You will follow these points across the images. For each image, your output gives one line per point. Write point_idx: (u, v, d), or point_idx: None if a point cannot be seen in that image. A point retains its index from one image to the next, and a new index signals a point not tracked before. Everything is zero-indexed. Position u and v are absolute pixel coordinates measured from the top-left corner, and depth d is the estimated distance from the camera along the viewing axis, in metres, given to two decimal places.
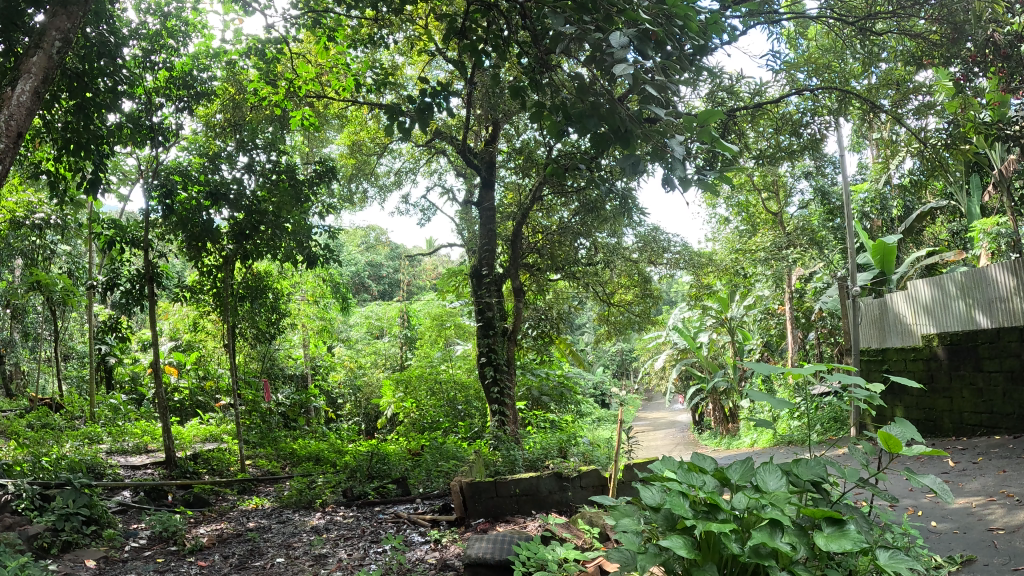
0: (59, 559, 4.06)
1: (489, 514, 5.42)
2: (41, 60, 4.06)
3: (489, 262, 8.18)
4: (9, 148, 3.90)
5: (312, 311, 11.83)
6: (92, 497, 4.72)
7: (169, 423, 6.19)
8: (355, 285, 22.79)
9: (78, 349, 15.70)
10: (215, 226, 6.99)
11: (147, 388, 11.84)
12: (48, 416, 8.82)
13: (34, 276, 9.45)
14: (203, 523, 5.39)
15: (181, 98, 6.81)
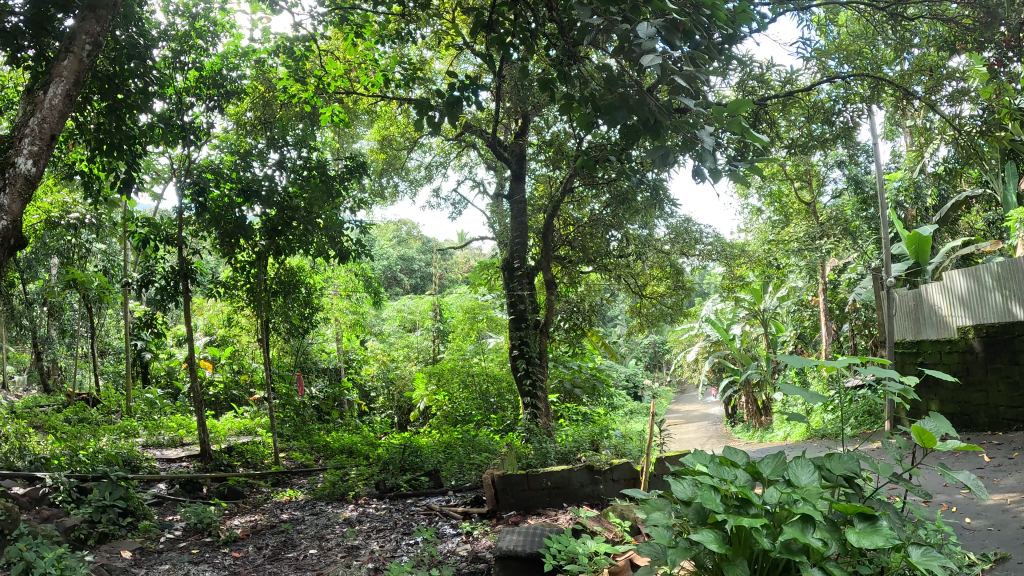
0: (96, 550, 4.18)
1: (521, 507, 5.46)
2: (72, 64, 4.19)
3: (520, 255, 8.16)
4: (44, 149, 4.10)
5: (344, 305, 12.03)
6: (128, 489, 4.83)
7: (204, 417, 6.35)
8: (388, 279, 23.05)
9: (115, 345, 16.05)
10: (249, 222, 7.02)
11: (182, 383, 12.05)
12: (85, 411, 9.07)
13: (70, 273, 9.66)
14: (237, 514, 5.48)
15: (211, 97, 6.85)
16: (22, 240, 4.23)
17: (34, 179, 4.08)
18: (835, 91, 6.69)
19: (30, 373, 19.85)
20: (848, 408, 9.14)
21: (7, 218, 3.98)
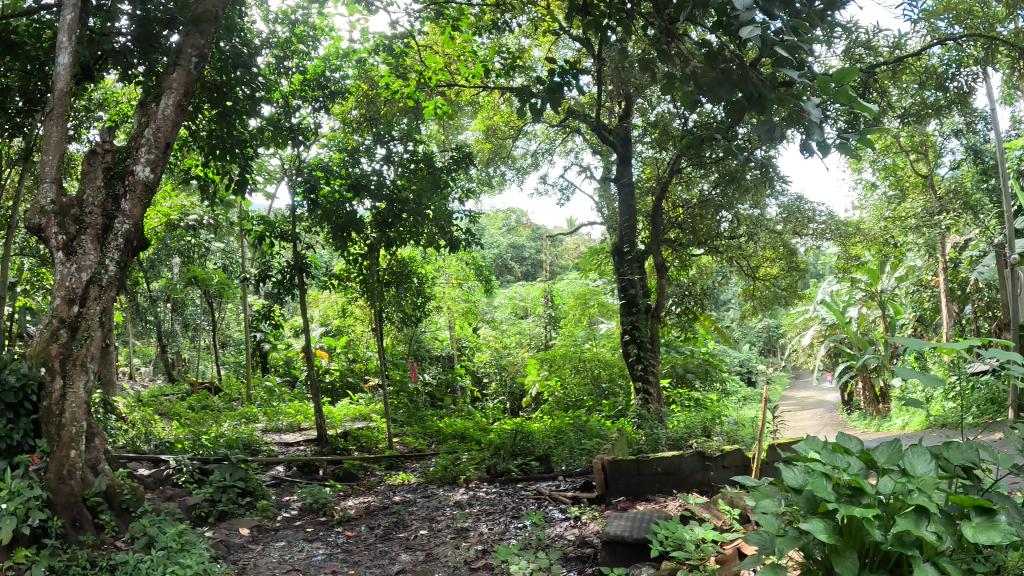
0: (214, 526, 4.53)
1: (630, 493, 5.38)
2: (180, 76, 4.64)
3: (630, 239, 8.16)
4: (159, 156, 4.59)
5: (457, 294, 12.23)
6: (248, 471, 5.19)
7: (321, 402, 6.66)
8: (498, 267, 23.33)
9: (237, 336, 16.99)
10: (359, 216, 7.39)
11: (300, 371, 12.68)
12: (210, 399, 9.72)
13: (191, 272, 10.37)
14: (351, 496, 5.76)
15: (316, 98, 7.17)
16: (140, 242, 4.65)
17: (152, 185, 4.59)
18: (948, 56, 6.37)
19: (156, 363, 21.26)
20: (973, 395, 8.60)
21: (128, 222, 4.49)
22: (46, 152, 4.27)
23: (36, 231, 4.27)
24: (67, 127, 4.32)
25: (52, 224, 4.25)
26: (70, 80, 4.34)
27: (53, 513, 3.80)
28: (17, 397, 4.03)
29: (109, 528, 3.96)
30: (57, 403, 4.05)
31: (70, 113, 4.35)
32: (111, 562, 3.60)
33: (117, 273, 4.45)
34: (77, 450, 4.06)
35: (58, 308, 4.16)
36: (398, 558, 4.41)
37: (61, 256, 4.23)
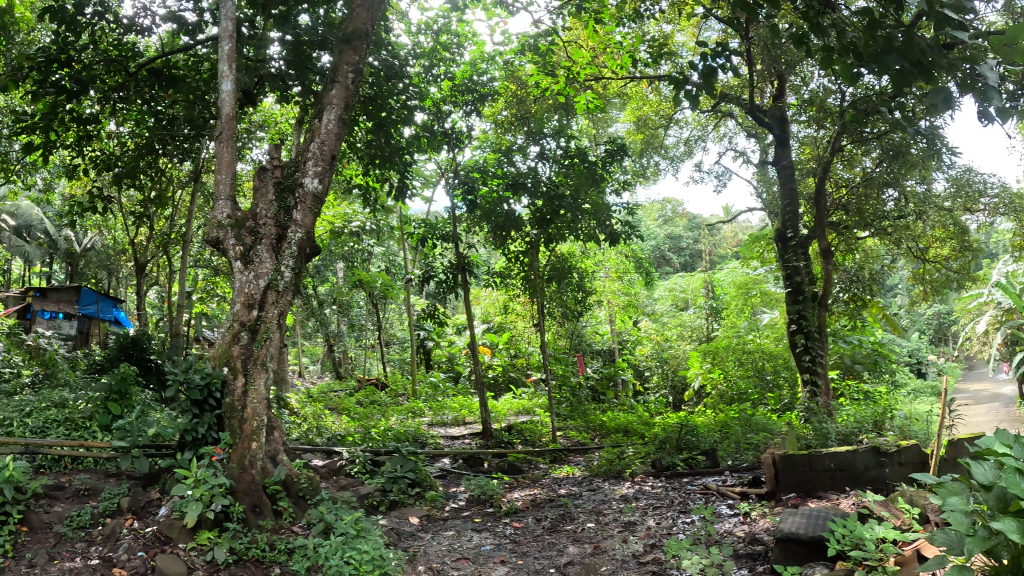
0: (385, 514, 4.78)
1: (801, 489, 4.83)
2: (340, 91, 5.01)
3: (794, 225, 7.89)
4: (326, 167, 4.96)
5: (616, 287, 12.22)
6: (416, 463, 5.46)
7: (485, 398, 7.14)
8: (645, 257, 23.15)
9: (398, 335, 17.97)
10: (517, 214, 7.58)
11: (462, 366, 13.34)
12: (376, 394, 10.38)
13: (356, 275, 11.14)
14: (518, 488, 5.91)
15: (466, 102, 7.79)
16: (314, 249, 4.96)
17: (320, 196, 4.92)
18: None
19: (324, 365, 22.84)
20: None
21: (300, 230, 4.81)
22: (221, 171, 4.63)
23: (217, 244, 4.65)
24: (236, 144, 4.70)
25: (230, 237, 4.62)
26: (234, 104, 4.73)
27: (235, 500, 4.12)
28: (203, 394, 4.37)
29: (286, 514, 4.24)
30: (240, 400, 4.41)
31: (237, 134, 4.73)
32: (290, 546, 3.87)
33: (292, 278, 4.78)
34: (258, 443, 4.40)
35: (238, 313, 4.54)
36: (566, 550, 4.45)
37: (239, 265, 4.62)
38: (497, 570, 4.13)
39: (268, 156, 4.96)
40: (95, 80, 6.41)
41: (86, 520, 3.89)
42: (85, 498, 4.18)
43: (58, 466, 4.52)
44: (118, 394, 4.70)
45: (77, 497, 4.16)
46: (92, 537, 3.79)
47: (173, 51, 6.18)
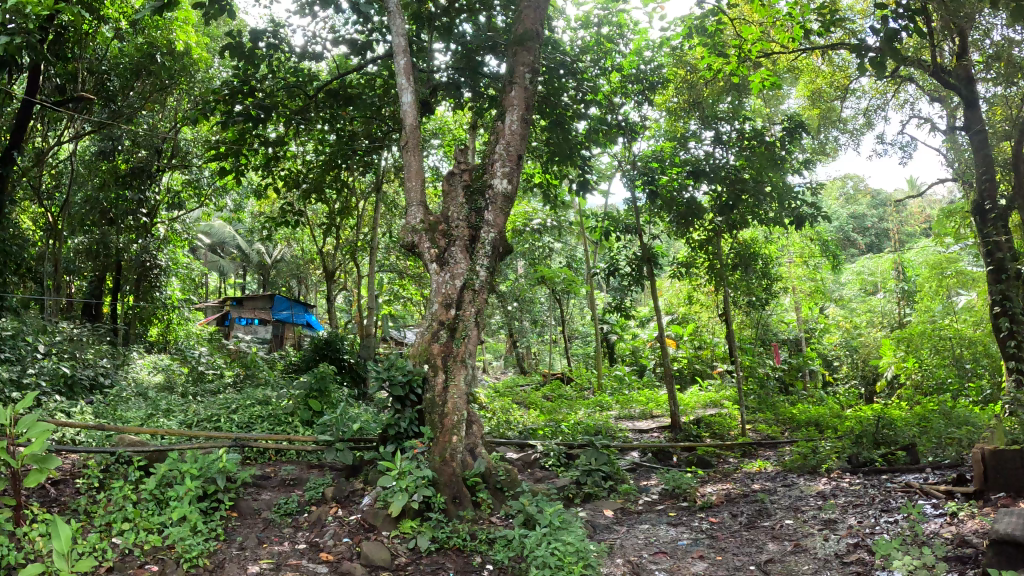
0: (581, 509, 5.36)
1: (1016, 489, 4.33)
2: (517, 93, 5.98)
3: (992, 195, 8.11)
4: (513, 167, 6.13)
5: (801, 271, 14.64)
6: (612, 456, 5.90)
7: (674, 392, 7.17)
8: (841, 239, 26.13)
9: (584, 330, 20.14)
10: (697, 202, 7.97)
11: (647, 360, 14.45)
12: (564, 389, 11.20)
13: (543, 273, 13.19)
14: (711, 482, 5.93)
15: (638, 92, 8.14)
16: (504, 247, 6.27)
17: (509, 194, 6.16)
18: None
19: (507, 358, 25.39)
20: None
21: (492, 231, 6.08)
22: (411, 179, 6.27)
23: (417, 245, 6.24)
24: (420, 154, 6.23)
25: (426, 239, 6.18)
26: (416, 117, 5.99)
27: (440, 490, 5.53)
28: (403, 390, 6.04)
29: (483, 505, 5.61)
30: (441, 395, 5.82)
31: (421, 143, 6.22)
32: (488, 536, 5.24)
33: (486, 275, 6.06)
34: (457, 436, 5.74)
35: (440, 313, 5.94)
36: (767, 547, 4.58)
37: (437, 266, 6.09)
38: (696, 565, 4.49)
39: (458, 162, 6.30)
40: (278, 105, 6.62)
41: (294, 509, 5.54)
42: (290, 486, 5.86)
43: (263, 459, 6.21)
44: (318, 391, 6.22)
45: (285, 487, 5.81)
46: (297, 523, 5.41)
47: (347, 72, 6.24)
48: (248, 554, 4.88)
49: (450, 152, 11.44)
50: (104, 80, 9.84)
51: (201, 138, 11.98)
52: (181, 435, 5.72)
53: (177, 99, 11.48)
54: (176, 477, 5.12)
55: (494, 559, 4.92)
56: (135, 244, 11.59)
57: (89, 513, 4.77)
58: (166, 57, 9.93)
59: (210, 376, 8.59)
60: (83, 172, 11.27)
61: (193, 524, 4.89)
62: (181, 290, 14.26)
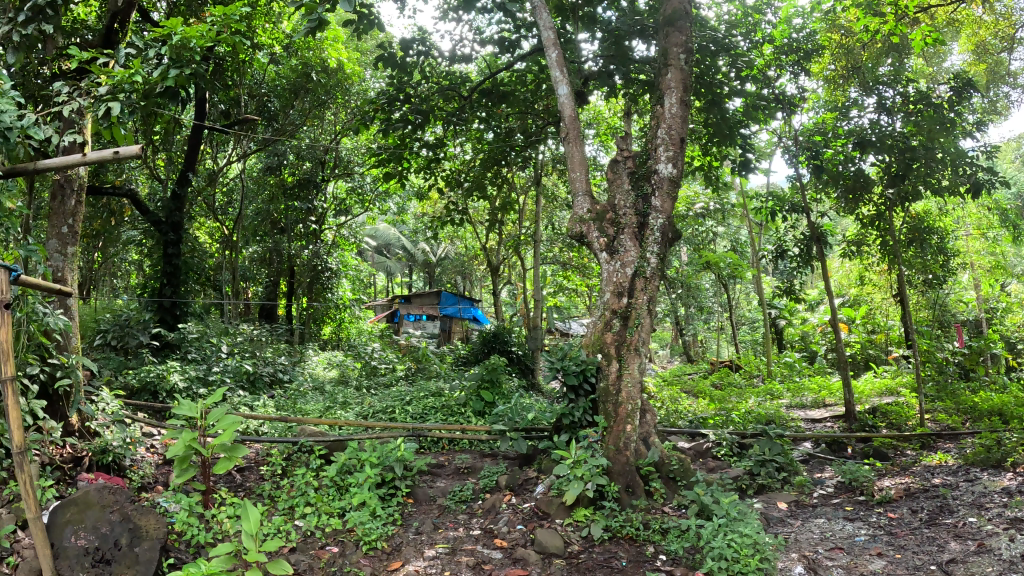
0: (756, 499, 5.07)
1: None
2: (674, 74, 5.68)
3: None
4: (677, 151, 5.72)
5: (981, 245, 12.90)
6: (785, 446, 5.55)
7: (848, 376, 6.80)
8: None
9: (750, 315, 19.74)
10: (865, 173, 7.52)
11: (818, 346, 13.63)
12: (734, 378, 10.97)
13: (705, 257, 12.89)
14: (887, 475, 5.50)
15: (792, 62, 7.78)
16: (676, 232, 5.82)
17: (675, 178, 5.74)
18: None
19: (671, 347, 25.17)
20: None
21: (660, 216, 5.73)
22: (575, 169, 6.03)
23: (586, 234, 6.00)
24: (583, 145, 5.92)
25: (594, 229, 5.92)
26: (573, 106, 5.84)
27: (614, 479, 5.39)
28: (579, 380, 5.90)
29: (657, 493, 5.35)
30: (615, 384, 5.66)
31: (581, 133, 5.92)
32: (662, 526, 5.01)
33: (657, 262, 5.72)
34: (631, 425, 5.58)
35: (612, 302, 5.75)
36: (948, 546, 4.19)
37: (607, 255, 5.83)
38: (873, 562, 4.17)
39: (621, 149, 5.94)
40: (434, 108, 7.30)
41: (468, 497, 5.65)
42: (464, 474, 6.01)
43: (438, 447, 6.49)
44: (489, 383, 6.78)
45: (459, 475, 5.98)
46: (472, 510, 5.51)
47: (502, 69, 7.00)
48: (423, 538, 5.06)
49: (608, 139, 12.59)
50: (264, 104, 11.46)
51: (360, 146, 13.52)
52: (359, 425, 6.16)
53: (335, 114, 12.98)
54: (356, 466, 5.54)
55: (668, 550, 4.72)
56: (307, 248, 13.45)
57: (273, 497, 5.25)
58: (320, 74, 11.49)
59: (381, 368, 10.14)
60: (253, 187, 13.56)
61: (373, 509, 5.18)
62: (348, 291, 15.27)
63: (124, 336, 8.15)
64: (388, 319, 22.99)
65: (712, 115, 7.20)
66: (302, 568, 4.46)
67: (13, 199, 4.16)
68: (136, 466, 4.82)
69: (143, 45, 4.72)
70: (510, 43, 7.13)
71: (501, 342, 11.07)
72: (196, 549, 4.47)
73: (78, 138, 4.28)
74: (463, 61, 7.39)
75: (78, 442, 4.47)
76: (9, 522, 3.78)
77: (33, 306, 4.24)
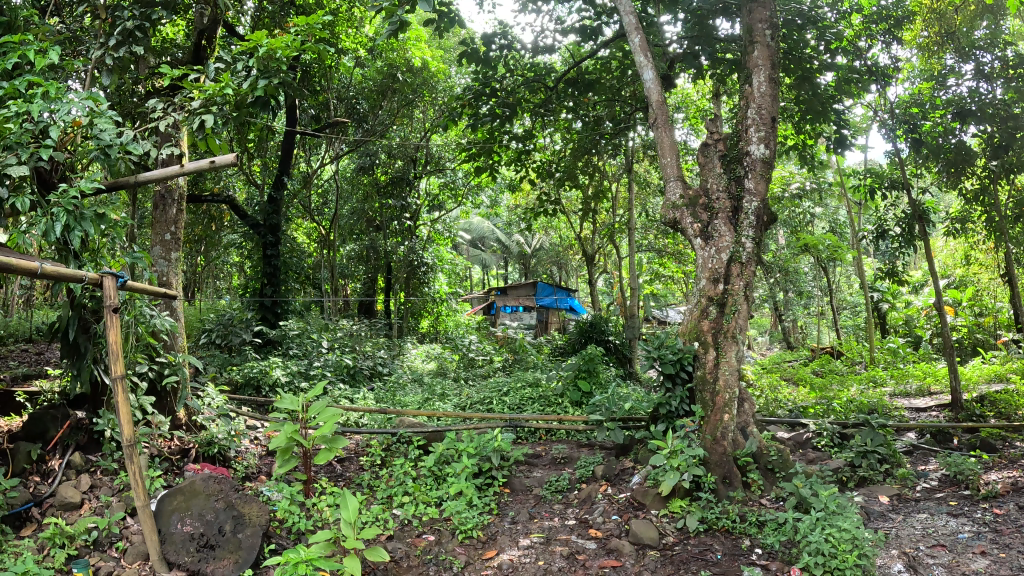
0: (856, 493, 4.88)
1: None
2: (761, 51, 5.43)
3: None
4: (768, 130, 5.36)
5: None
6: (888, 437, 5.35)
7: (954, 362, 6.77)
8: None
9: (852, 300, 19.26)
10: (968, 144, 7.20)
11: (924, 330, 13.05)
12: (837, 366, 10.72)
13: (805, 239, 12.61)
14: (994, 469, 5.22)
15: (884, 32, 7.44)
16: (772, 215, 5.39)
17: (768, 159, 5.33)
18: None
19: (771, 334, 24.70)
20: None
21: (755, 199, 5.30)
22: (666, 154, 5.67)
23: (678, 222, 5.56)
24: (673, 129, 5.72)
25: (687, 215, 5.49)
26: (660, 90, 5.72)
27: (710, 470, 4.94)
28: (675, 368, 5.31)
29: (755, 485, 4.89)
30: (713, 372, 5.20)
31: (670, 117, 5.73)
32: (761, 518, 4.47)
33: (753, 247, 5.27)
34: (730, 414, 5.13)
35: (708, 289, 5.31)
36: None
37: (702, 241, 5.40)
38: (976, 561, 3.88)
39: (710, 131, 5.56)
40: (519, 100, 8.12)
41: (564, 486, 5.43)
42: (561, 464, 5.97)
43: (535, 438, 6.58)
44: (587, 371, 7.13)
45: (555, 465, 5.93)
46: (568, 501, 5.25)
47: (585, 58, 7.53)
48: (518, 528, 4.77)
49: (697, 123, 12.50)
50: (353, 105, 12.41)
51: (450, 143, 14.30)
52: (456, 417, 6.24)
53: (424, 112, 13.71)
54: (453, 455, 5.50)
55: (763, 543, 4.23)
56: (403, 245, 13.90)
57: (372, 487, 5.34)
58: (406, 74, 12.05)
59: (479, 361, 10.60)
60: (348, 188, 14.23)
61: (469, 498, 5.02)
62: (445, 286, 15.61)
63: (228, 335, 9.07)
64: (484, 310, 23.39)
65: (803, 92, 7.33)
66: (397, 555, 4.34)
67: (119, 209, 4.43)
68: (241, 457, 5.14)
69: (232, 58, 5.00)
70: (592, 29, 7.63)
71: (598, 331, 11.50)
72: (297, 536, 4.40)
73: (175, 149, 4.55)
74: (546, 53, 8.01)
75: (185, 435, 4.83)
76: (119, 510, 4.06)
77: (142, 309, 4.52)
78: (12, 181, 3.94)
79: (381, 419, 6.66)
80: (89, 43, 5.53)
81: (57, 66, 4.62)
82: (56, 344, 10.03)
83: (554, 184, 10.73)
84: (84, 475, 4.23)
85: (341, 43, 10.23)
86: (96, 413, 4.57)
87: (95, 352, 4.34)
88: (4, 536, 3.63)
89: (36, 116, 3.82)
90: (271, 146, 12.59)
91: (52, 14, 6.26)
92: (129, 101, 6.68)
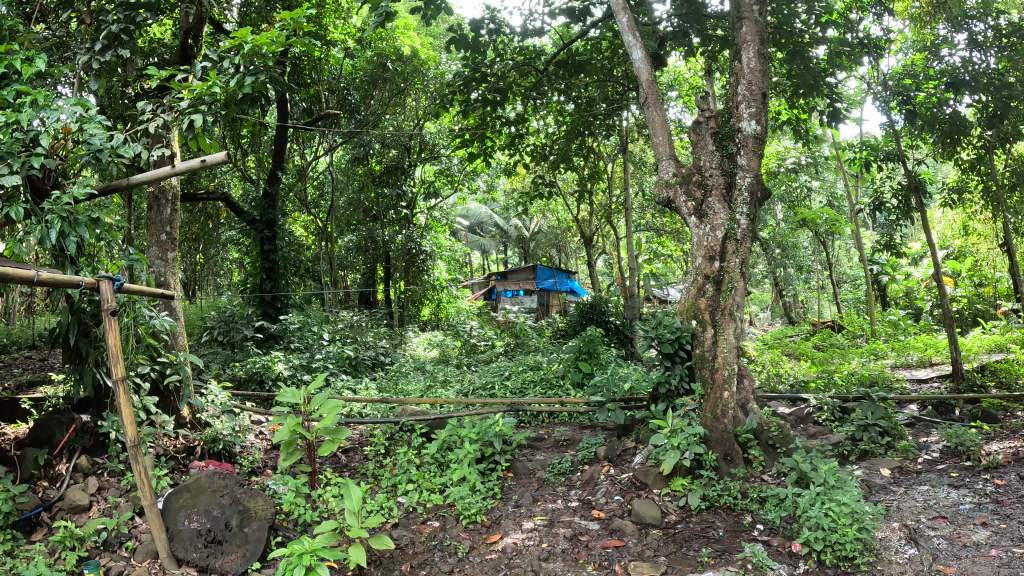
0: (857, 466, 4.91)
1: None
2: (750, 28, 5.40)
3: None
4: (759, 105, 5.33)
5: None
6: (889, 411, 5.37)
7: (954, 333, 6.74)
8: None
9: (852, 274, 19.32)
10: (963, 114, 7.22)
11: (924, 302, 13.16)
12: (838, 341, 10.81)
13: (804, 214, 12.64)
14: (996, 439, 5.25)
15: (874, 4, 7.48)
16: (766, 191, 5.35)
17: (760, 135, 5.31)
18: None
19: (771, 309, 24.72)
20: None
21: (749, 175, 5.27)
22: (657, 134, 5.64)
23: (673, 200, 5.54)
24: (664, 109, 5.68)
25: (681, 193, 5.46)
26: (649, 69, 5.69)
27: (711, 448, 4.95)
28: (673, 348, 5.37)
29: (756, 462, 4.91)
30: (711, 350, 5.17)
31: (661, 96, 5.69)
32: (762, 495, 4.49)
33: (748, 223, 5.26)
34: (729, 391, 5.09)
35: (703, 267, 5.29)
36: None
37: (696, 220, 5.37)
38: (977, 533, 3.89)
39: (701, 109, 5.51)
40: (510, 85, 8.14)
41: (567, 469, 5.45)
42: (563, 446, 6.00)
43: (537, 421, 6.66)
44: (588, 353, 7.23)
45: (558, 448, 5.97)
46: (570, 483, 5.28)
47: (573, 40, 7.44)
48: (522, 512, 4.80)
49: (690, 101, 12.46)
50: (346, 96, 12.36)
51: (443, 130, 14.23)
52: (459, 404, 6.32)
53: (417, 99, 13.67)
54: (456, 441, 5.51)
55: (765, 519, 4.25)
56: (400, 234, 13.99)
57: (377, 477, 5.39)
58: (396, 62, 12.29)
59: (481, 347, 10.66)
60: (343, 179, 14.37)
61: (472, 484, 5.05)
62: (444, 272, 15.67)
63: (230, 331, 9.21)
64: (483, 294, 23.30)
65: (796, 66, 7.36)
66: (403, 543, 4.40)
67: (111, 213, 4.44)
68: (246, 452, 5.24)
69: (220, 56, 5.01)
70: (581, 12, 7.69)
71: (598, 313, 11.57)
72: (304, 528, 4.43)
73: (165, 150, 4.56)
74: (535, 36, 8.01)
75: (190, 433, 4.92)
76: (127, 510, 4.13)
77: (140, 310, 4.56)
78: (5, 191, 3.96)
79: (385, 409, 6.74)
80: (77, 49, 5.57)
81: (44, 72, 4.64)
82: (59, 348, 10.11)
83: (549, 168, 10.78)
84: (92, 477, 4.31)
85: (329, 35, 10.29)
86: (100, 415, 4.65)
87: (96, 355, 4.40)
88: (14, 542, 3.67)
89: (26, 124, 3.85)
90: (266, 141, 12.64)
91: (38, 21, 6.28)
92: (120, 105, 6.72)
